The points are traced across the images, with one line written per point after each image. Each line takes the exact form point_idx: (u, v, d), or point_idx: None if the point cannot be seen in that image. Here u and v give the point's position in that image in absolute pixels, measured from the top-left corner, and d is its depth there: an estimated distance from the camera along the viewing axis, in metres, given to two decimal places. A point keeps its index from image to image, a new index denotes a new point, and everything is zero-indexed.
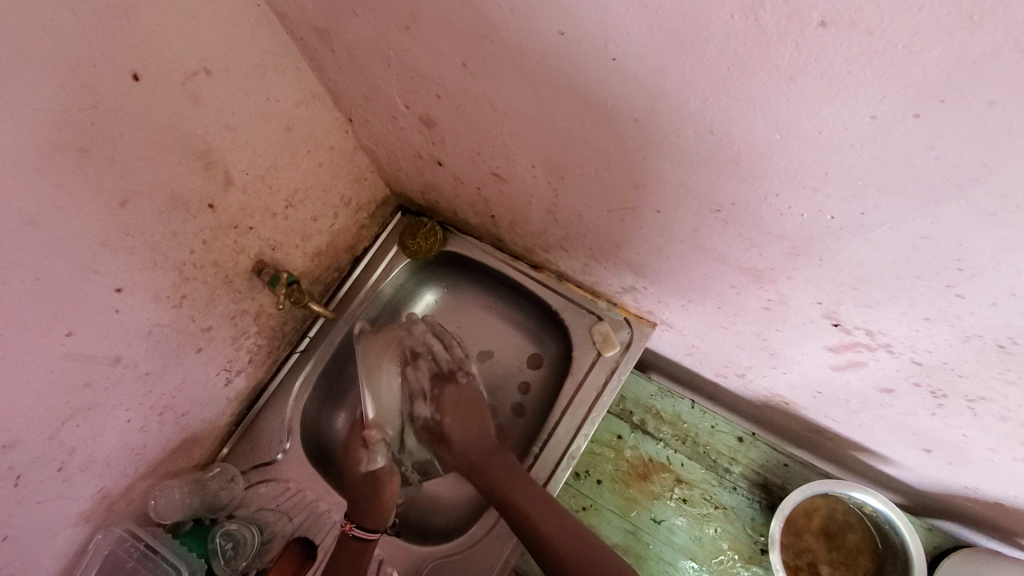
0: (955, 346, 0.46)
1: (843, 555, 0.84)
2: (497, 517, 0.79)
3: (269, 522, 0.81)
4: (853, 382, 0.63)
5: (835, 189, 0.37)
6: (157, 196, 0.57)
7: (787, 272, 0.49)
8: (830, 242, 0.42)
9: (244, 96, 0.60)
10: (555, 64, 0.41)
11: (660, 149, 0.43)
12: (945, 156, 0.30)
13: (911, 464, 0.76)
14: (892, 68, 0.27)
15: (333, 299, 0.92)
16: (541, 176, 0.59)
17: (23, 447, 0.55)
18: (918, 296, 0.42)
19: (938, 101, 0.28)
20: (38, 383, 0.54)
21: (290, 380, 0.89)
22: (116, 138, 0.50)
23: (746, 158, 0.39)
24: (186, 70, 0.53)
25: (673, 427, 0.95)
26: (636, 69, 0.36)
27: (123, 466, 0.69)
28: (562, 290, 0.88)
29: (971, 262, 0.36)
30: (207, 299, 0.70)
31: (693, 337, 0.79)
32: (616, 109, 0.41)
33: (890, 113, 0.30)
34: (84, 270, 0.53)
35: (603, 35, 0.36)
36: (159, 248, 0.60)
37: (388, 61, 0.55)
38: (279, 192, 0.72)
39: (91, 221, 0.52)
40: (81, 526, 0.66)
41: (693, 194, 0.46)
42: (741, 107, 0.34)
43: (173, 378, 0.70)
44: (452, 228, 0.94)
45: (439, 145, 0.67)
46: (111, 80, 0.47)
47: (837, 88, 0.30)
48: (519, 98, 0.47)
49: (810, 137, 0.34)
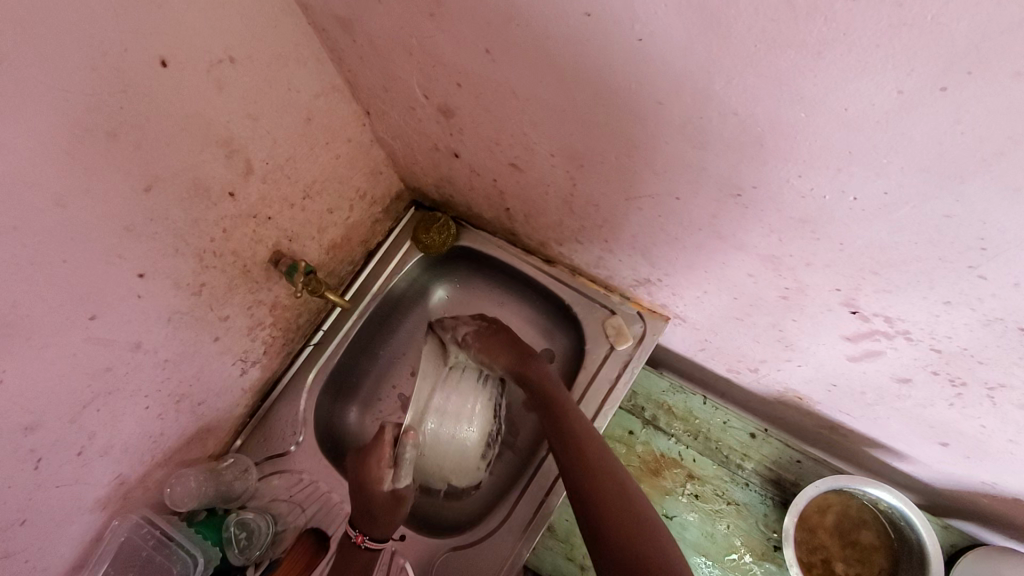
0: (975, 331, 0.46)
1: (857, 553, 0.83)
2: (509, 511, 0.79)
3: (282, 513, 0.82)
4: (870, 372, 0.63)
5: (858, 168, 0.37)
6: (180, 183, 0.58)
7: (805, 258, 0.49)
8: (851, 225, 0.42)
9: (266, 86, 0.61)
10: (579, 47, 0.41)
11: (682, 132, 0.43)
12: (973, 131, 0.30)
13: (926, 459, 0.76)
14: (921, 39, 0.28)
15: (348, 291, 0.92)
16: (559, 165, 0.59)
17: (45, 429, 0.56)
18: (940, 278, 0.42)
19: (965, 74, 0.28)
20: (61, 365, 0.54)
21: (304, 372, 0.89)
22: (143, 123, 0.51)
23: (768, 139, 0.39)
24: (212, 58, 0.54)
25: (685, 422, 0.95)
26: (661, 49, 0.37)
27: (140, 454, 0.70)
28: (575, 284, 0.89)
29: (993, 241, 0.36)
30: (225, 288, 0.70)
31: (706, 330, 0.79)
32: (638, 91, 0.42)
33: (916, 88, 0.30)
34: (108, 255, 0.54)
35: (629, 15, 0.36)
36: (181, 235, 0.61)
37: (409, 50, 0.56)
38: (297, 183, 0.73)
39: (117, 206, 0.53)
40: (98, 512, 0.67)
41: (712, 178, 0.47)
42: (766, 85, 0.35)
43: (191, 366, 0.71)
44: (466, 223, 0.95)
45: (456, 137, 0.68)
46: (140, 65, 0.48)
47: (864, 62, 0.30)
48: (541, 83, 0.48)
49: (835, 114, 0.34)
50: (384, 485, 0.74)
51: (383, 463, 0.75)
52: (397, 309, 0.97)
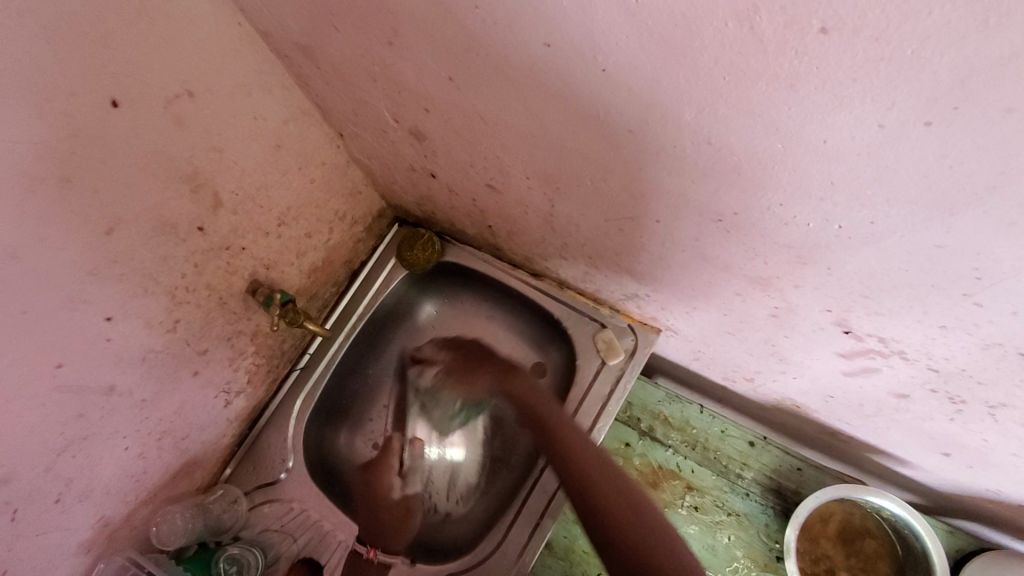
0: (973, 353, 0.44)
1: (861, 561, 0.82)
2: (505, 533, 0.77)
3: (274, 543, 0.81)
4: (867, 387, 0.61)
5: (842, 198, 0.35)
6: (144, 222, 0.56)
7: (793, 281, 0.47)
8: (837, 252, 0.40)
9: (229, 116, 0.59)
10: (543, 76, 0.39)
11: (657, 159, 0.41)
12: (961, 165, 0.28)
13: (930, 466, 0.74)
14: (901, 73, 0.25)
15: (331, 314, 0.91)
16: (535, 187, 0.57)
17: (19, 481, 0.54)
18: (934, 304, 0.40)
19: (951, 109, 0.26)
20: (30, 417, 0.53)
21: (290, 398, 0.87)
22: (98, 166, 0.49)
23: (747, 169, 0.37)
24: (168, 93, 0.52)
25: (682, 432, 0.93)
26: (626, 80, 0.35)
27: (124, 494, 0.68)
28: (563, 297, 0.87)
29: (989, 271, 0.34)
30: (202, 322, 0.68)
31: (699, 342, 0.77)
32: (608, 120, 0.40)
33: (899, 122, 0.28)
34: (72, 301, 0.52)
35: (590, 48, 0.34)
36: (149, 274, 0.59)
37: (373, 76, 0.53)
38: (270, 210, 0.71)
39: (77, 252, 0.51)
40: (83, 556, 0.65)
41: (692, 204, 0.44)
42: (740, 116, 0.33)
43: (171, 403, 0.69)
44: (451, 239, 0.93)
45: (431, 158, 0.65)
46: (89, 108, 0.46)
47: (841, 96, 0.28)
48: (509, 110, 0.46)
49: (814, 146, 0.32)
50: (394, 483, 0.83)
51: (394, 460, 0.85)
52: (384, 329, 0.96)
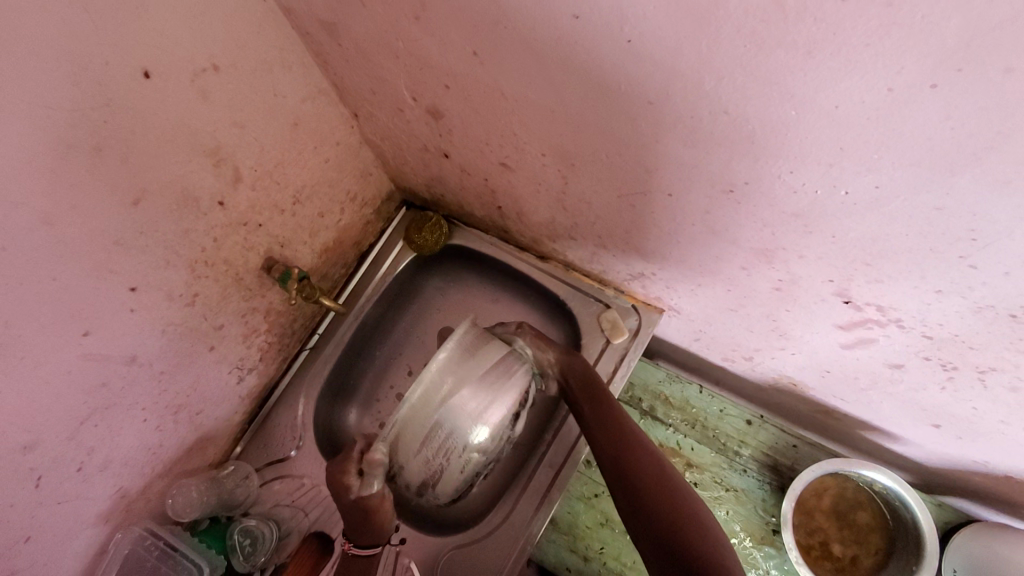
0: (966, 318, 0.47)
1: (854, 533, 0.85)
2: (511, 506, 0.79)
3: (285, 517, 0.82)
4: (863, 360, 0.64)
5: (849, 163, 0.37)
6: (168, 194, 0.57)
7: (798, 251, 0.50)
8: (841, 218, 0.43)
9: (251, 91, 0.60)
10: (568, 48, 0.41)
11: (674, 131, 0.43)
12: (963, 127, 0.31)
13: (920, 441, 0.77)
14: (912, 37, 0.28)
15: (341, 294, 0.93)
16: (550, 163, 0.59)
17: (44, 447, 0.55)
18: (931, 269, 0.43)
19: (956, 71, 0.28)
20: (57, 383, 0.54)
21: (301, 376, 0.89)
22: (128, 136, 0.50)
23: (760, 137, 0.39)
24: (196, 67, 0.53)
25: (682, 412, 0.96)
26: (651, 51, 0.37)
27: (140, 466, 0.69)
28: (569, 279, 0.89)
29: (984, 232, 0.37)
30: (219, 297, 0.70)
31: (701, 321, 0.80)
32: (630, 92, 0.42)
33: (907, 85, 0.30)
34: (99, 270, 0.53)
35: (619, 17, 0.36)
36: (171, 246, 0.60)
37: (396, 53, 0.55)
38: (286, 188, 0.72)
39: (105, 220, 0.52)
40: (100, 527, 0.66)
41: (704, 175, 0.47)
42: (757, 84, 0.35)
43: (187, 376, 0.71)
44: (458, 222, 0.95)
45: (447, 137, 0.67)
46: (121, 77, 0.47)
47: (854, 61, 0.30)
48: (531, 84, 0.48)
49: (826, 112, 0.34)
50: (350, 494, 0.67)
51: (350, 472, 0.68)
52: (391, 310, 0.97)
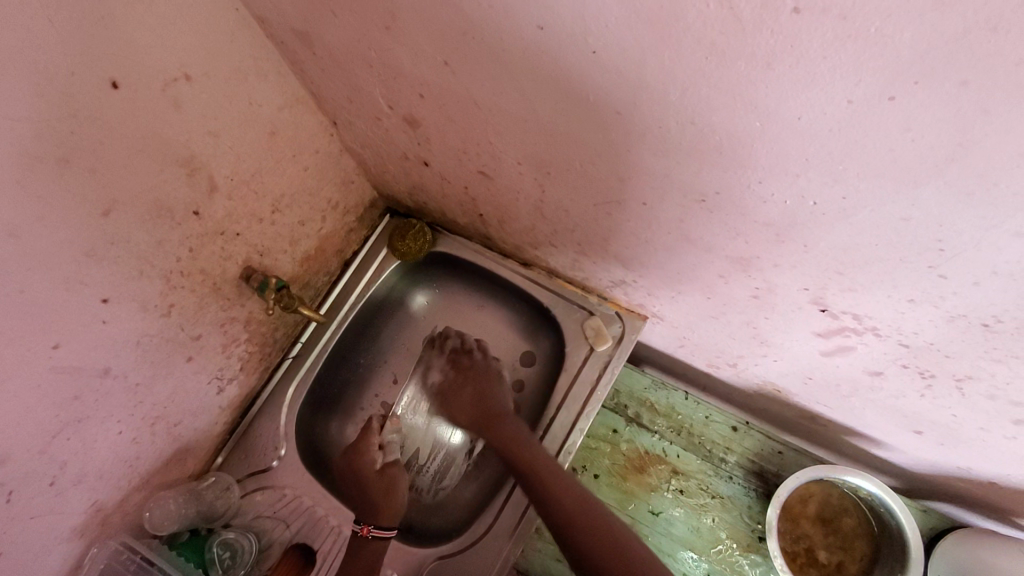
0: (939, 326, 0.46)
1: (840, 539, 0.85)
2: (496, 516, 0.79)
3: (266, 529, 0.81)
4: (842, 367, 0.64)
5: (816, 174, 0.37)
6: (141, 205, 0.56)
7: (772, 260, 0.50)
8: (813, 228, 0.42)
9: (226, 100, 0.60)
10: (536, 59, 0.41)
11: (644, 141, 0.43)
12: (923, 138, 0.30)
13: (904, 447, 0.77)
14: (867, 51, 0.27)
15: (324, 302, 0.92)
16: (526, 172, 0.59)
17: (14, 462, 0.54)
18: (902, 278, 0.43)
19: (912, 83, 0.28)
20: (26, 397, 0.53)
21: (283, 386, 0.88)
22: (97, 146, 0.50)
23: (727, 147, 0.39)
24: (167, 76, 0.53)
25: (668, 418, 0.96)
26: (615, 61, 0.37)
27: (117, 479, 0.68)
28: (553, 286, 0.88)
29: (951, 243, 0.37)
30: (196, 307, 0.69)
31: (684, 329, 0.80)
32: (598, 102, 0.41)
33: (866, 98, 0.30)
34: (69, 282, 0.53)
35: (581, 29, 0.36)
36: (145, 257, 0.59)
37: (369, 62, 0.55)
38: (265, 197, 0.72)
39: (75, 231, 0.51)
40: (75, 541, 0.65)
41: (676, 185, 0.47)
42: (720, 95, 0.35)
43: (164, 388, 0.70)
44: (442, 229, 0.95)
45: (424, 146, 0.67)
46: (89, 88, 0.47)
47: (813, 73, 0.30)
48: (502, 94, 0.48)
49: (789, 123, 0.34)
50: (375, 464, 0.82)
51: (371, 446, 0.83)
52: (375, 318, 0.97)
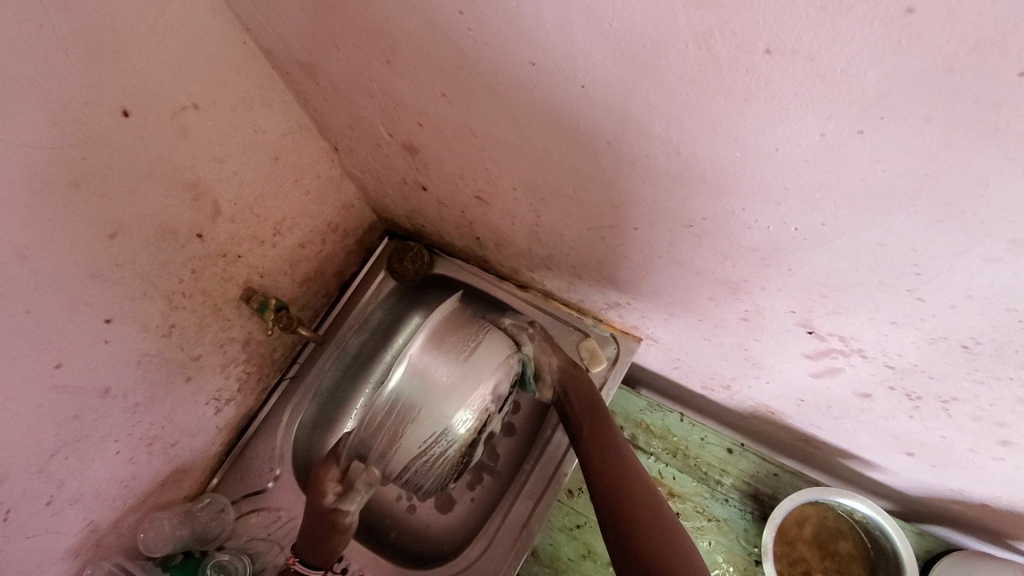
0: (922, 348, 0.48)
1: (836, 563, 0.84)
2: (489, 540, 0.79)
3: (261, 551, 0.80)
4: (833, 389, 0.65)
5: (795, 202, 0.39)
6: (145, 228, 0.58)
7: (760, 283, 0.51)
8: (796, 252, 0.44)
9: (232, 129, 0.62)
10: (529, 92, 0.43)
11: (633, 168, 0.45)
12: (892, 168, 0.32)
13: (896, 469, 0.77)
14: (835, 88, 0.29)
15: (322, 323, 0.94)
16: (521, 198, 0.61)
17: (12, 481, 0.54)
18: (885, 301, 0.44)
19: (878, 118, 0.30)
20: (27, 417, 0.54)
21: (279, 407, 0.89)
22: (105, 172, 0.51)
23: (712, 176, 0.41)
24: (175, 104, 0.55)
25: (663, 440, 0.96)
26: (603, 95, 0.39)
27: (112, 500, 0.68)
28: (548, 307, 0.89)
29: (927, 267, 0.38)
30: (196, 327, 0.70)
31: (678, 350, 0.80)
32: (588, 132, 0.43)
33: (837, 132, 0.32)
34: (74, 302, 0.54)
35: (571, 65, 0.38)
36: (148, 278, 0.61)
37: (371, 93, 0.57)
38: (267, 220, 0.74)
39: (81, 253, 0.52)
40: (68, 562, 0.65)
41: (665, 211, 0.48)
42: (703, 128, 0.37)
43: (163, 407, 0.70)
44: (439, 252, 0.97)
45: (423, 171, 0.69)
46: (100, 115, 0.49)
47: (787, 109, 0.32)
48: (498, 123, 0.50)
49: (767, 154, 0.36)
50: (325, 500, 0.69)
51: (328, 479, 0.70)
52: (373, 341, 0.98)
